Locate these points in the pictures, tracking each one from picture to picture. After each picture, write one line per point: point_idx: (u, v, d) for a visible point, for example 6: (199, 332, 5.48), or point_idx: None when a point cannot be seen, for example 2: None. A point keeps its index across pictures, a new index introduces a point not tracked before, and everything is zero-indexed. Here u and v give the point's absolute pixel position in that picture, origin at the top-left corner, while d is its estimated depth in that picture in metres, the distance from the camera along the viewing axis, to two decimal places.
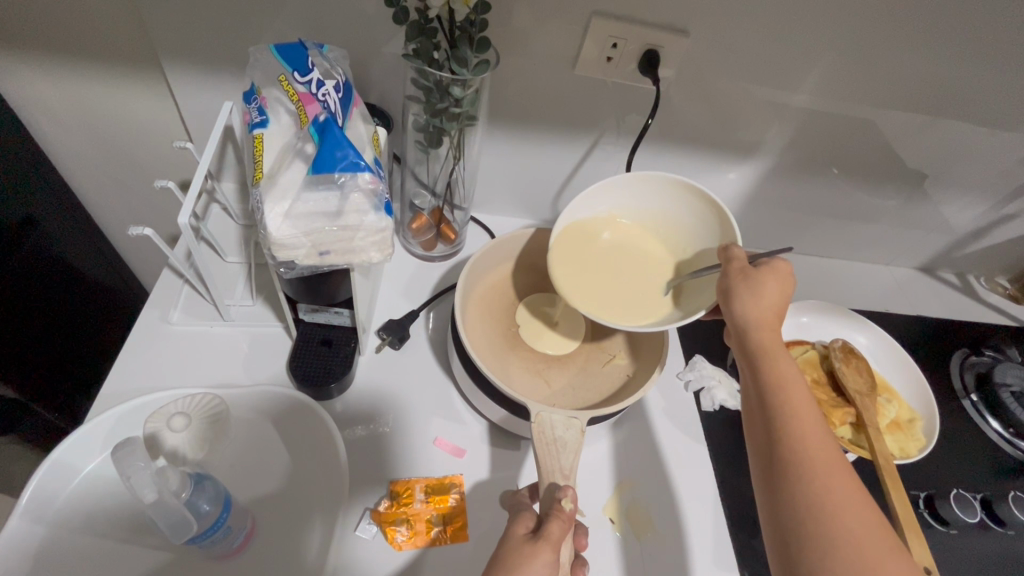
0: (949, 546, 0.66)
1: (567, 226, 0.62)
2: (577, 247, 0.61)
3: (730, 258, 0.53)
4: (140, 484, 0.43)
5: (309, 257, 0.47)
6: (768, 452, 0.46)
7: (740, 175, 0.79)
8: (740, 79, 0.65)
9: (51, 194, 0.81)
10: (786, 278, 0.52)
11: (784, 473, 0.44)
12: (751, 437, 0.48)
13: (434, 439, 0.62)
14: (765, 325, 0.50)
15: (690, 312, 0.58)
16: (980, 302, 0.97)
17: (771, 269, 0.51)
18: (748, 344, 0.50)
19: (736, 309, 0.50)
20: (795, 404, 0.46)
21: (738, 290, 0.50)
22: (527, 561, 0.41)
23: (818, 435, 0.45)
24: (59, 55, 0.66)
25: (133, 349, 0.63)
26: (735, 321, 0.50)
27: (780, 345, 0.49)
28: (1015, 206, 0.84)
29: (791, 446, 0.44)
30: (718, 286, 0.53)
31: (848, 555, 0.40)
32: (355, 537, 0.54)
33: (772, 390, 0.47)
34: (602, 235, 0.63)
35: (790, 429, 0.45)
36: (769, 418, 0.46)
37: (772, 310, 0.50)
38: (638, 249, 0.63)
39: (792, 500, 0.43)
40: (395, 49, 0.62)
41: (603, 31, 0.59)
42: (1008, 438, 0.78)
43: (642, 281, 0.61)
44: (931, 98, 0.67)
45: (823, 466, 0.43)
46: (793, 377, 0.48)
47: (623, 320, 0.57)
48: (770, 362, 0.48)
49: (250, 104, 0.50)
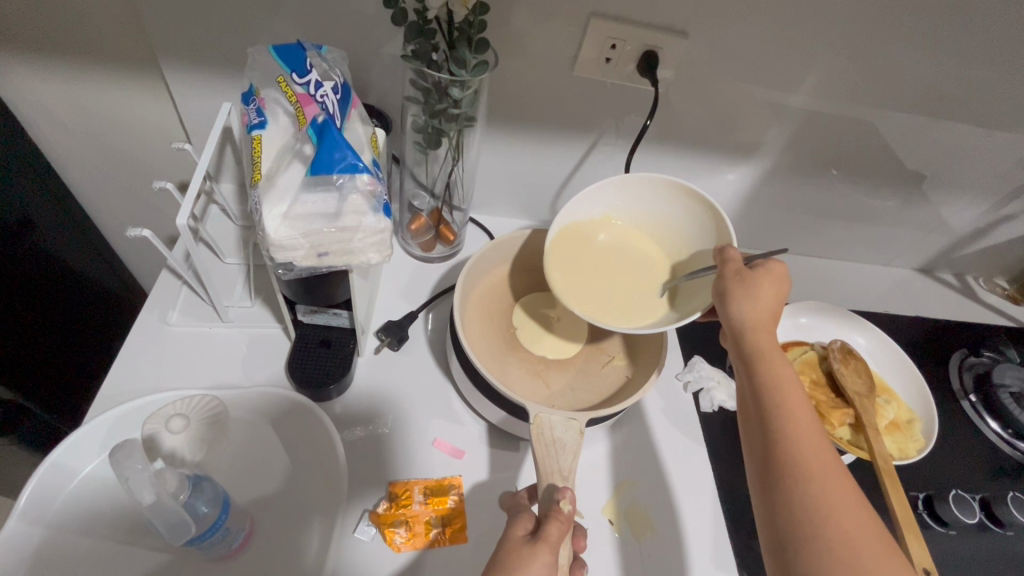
0: (948, 547, 0.67)
1: (563, 227, 0.62)
2: (573, 248, 0.61)
3: (727, 259, 0.53)
4: (139, 486, 0.43)
5: (308, 258, 0.47)
6: (763, 454, 0.46)
7: (739, 176, 0.79)
8: (739, 79, 0.65)
9: (50, 195, 0.81)
10: (781, 280, 0.52)
11: (779, 475, 0.44)
12: (746, 437, 0.48)
13: (434, 440, 0.62)
14: (760, 327, 0.50)
15: (687, 313, 0.58)
16: (979, 303, 0.97)
17: (766, 271, 0.52)
18: (743, 346, 0.50)
19: (732, 310, 0.50)
20: (790, 406, 0.46)
21: (734, 292, 0.50)
22: (526, 562, 0.41)
23: (814, 436, 0.45)
24: (57, 56, 0.66)
25: (132, 350, 0.63)
26: (731, 323, 0.50)
27: (776, 346, 0.49)
28: (1014, 206, 0.84)
29: (787, 447, 0.44)
30: (714, 288, 0.53)
31: (844, 556, 0.40)
32: (354, 538, 0.54)
33: (769, 392, 0.47)
34: (598, 237, 0.63)
35: (785, 430, 0.45)
36: (764, 419, 0.46)
37: (767, 311, 0.50)
38: (634, 251, 0.63)
39: (788, 501, 0.43)
40: (394, 50, 0.62)
41: (602, 31, 0.59)
42: (1007, 438, 0.78)
43: (639, 283, 0.61)
44: (930, 99, 0.67)
45: (819, 467, 0.43)
46: (789, 378, 0.48)
47: (619, 322, 0.57)
48: (766, 364, 0.48)
49: (249, 105, 0.50)
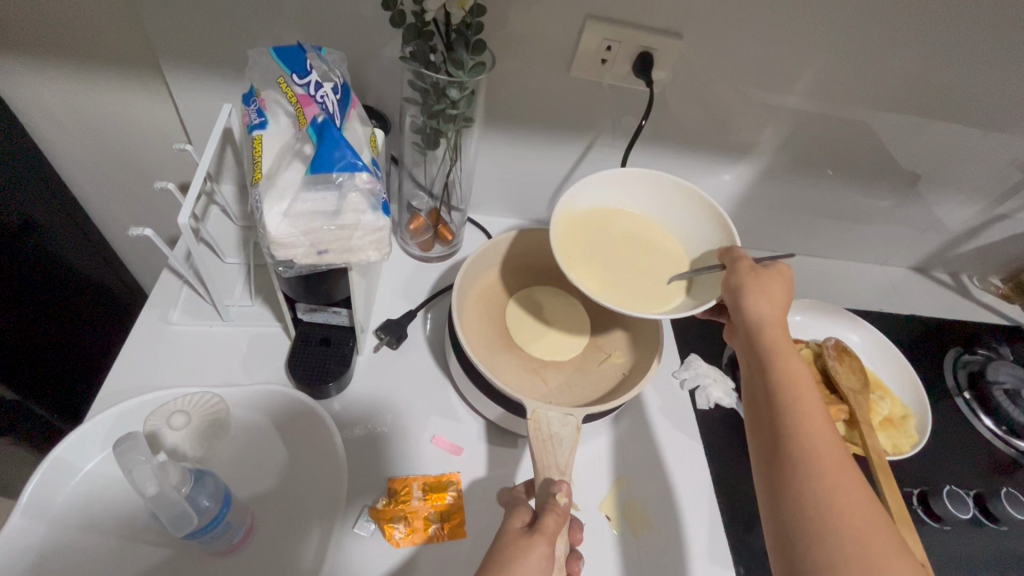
0: (942, 543, 0.67)
1: (570, 213, 0.62)
2: (577, 233, 0.62)
3: (735, 257, 0.54)
4: (141, 477, 0.44)
5: (307, 256, 0.48)
6: (775, 450, 0.47)
7: (735, 176, 0.80)
8: (732, 80, 0.66)
9: (51, 194, 0.81)
10: (789, 279, 0.53)
11: (790, 471, 0.45)
12: (758, 434, 0.49)
13: (432, 437, 0.63)
14: (774, 323, 0.51)
15: (699, 303, 0.57)
16: (973, 301, 0.98)
17: (777, 270, 0.53)
18: (757, 342, 0.51)
19: (745, 306, 0.51)
20: (802, 403, 0.47)
21: (748, 287, 0.51)
22: (523, 554, 0.42)
23: (826, 433, 0.46)
24: (59, 58, 0.67)
25: (133, 349, 0.63)
26: (746, 319, 0.51)
27: (788, 344, 0.50)
28: (1008, 206, 0.85)
29: (799, 442, 0.45)
30: (726, 283, 0.53)
31: (854, 553, 0.40)
32: (354, 533, 0.55)
33: (781, 387, 0.48)
34: (604, 224, 0.63)
35: (798, 426, 0.46)
36: (775, 416, 0.47)
37: (780, 309, 0.51)
38: (640, 240, 0.63)
39: (799, 495, 0.43)
40: (392, 52, 0.62)
41: (597, 33, 0.60)
42: (1001, 436, 0.79)
43: (644, 269, 0.61)
44: (922, 99, 0.68)
45: (831, 463, 0.44)
46: (801, 376, 0.49)
47: (623, 304, 0.57)
48: (779, 360, 0.49)
49: (250, 105, 0.51)
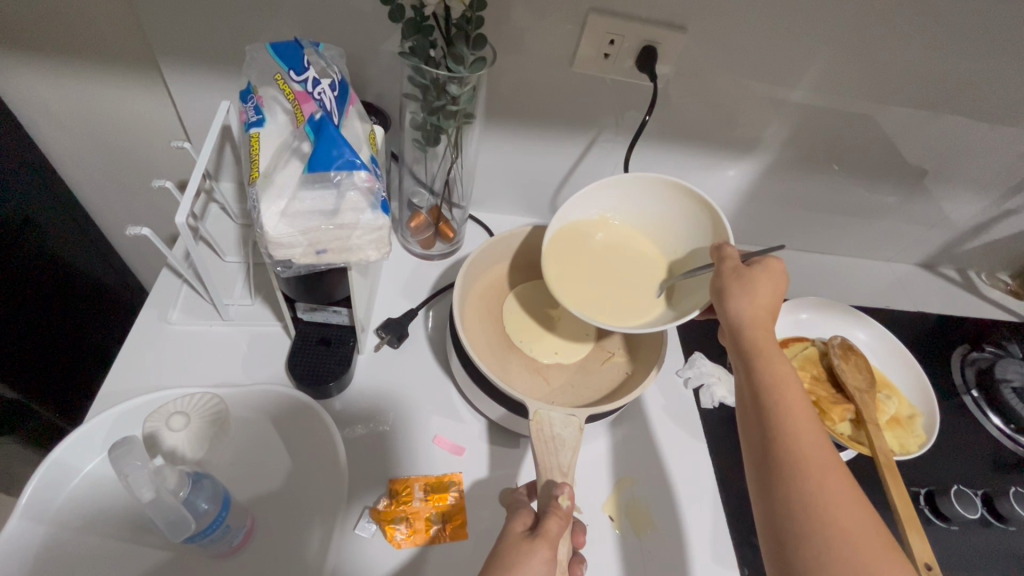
0: (949, 544, 0.66)
1: (561, 228, 0.62)
2: (572, 247, 0.61)
3: (724, 257, 0.53)
4: (137, 483, 0.43)
5: (306, 256, 0.47)
6: (762, 450, 0.46)
7: (739, 172, 0.79)
8: (737, 74, 0.65)
9: (50, 193, 0.81)
10: (779, 277, 0.51)
11: (778, 471, 0.44)
12: (745, 436, 0.48)
13: (434, 437, 0.62)
14: (759, 324, 0.49)
15: (685, 311, 0.58)
16: (981, 298, 0.97)
17: (764, 268, 0.51)
18: (742, 343, 0.49)
19: (729, 308, 0.50)
20: (788, 404, 0.46)
21: (733, 289, 0.50)
22: (525, 559, 0.41)
23: (812, 433, 0.45)
24: (57, 56, 0.66)
25: (132, 349, 0.63)
26: (730, 321, 0.50)
27: (773, 344, 0.49)
28: (1017, 201, 0.84)
29: (786, 445, 0.44)
30: (712, 286, 0.52)
31: (842, 554, 0.40)
32: (354, 535, 0.54)
33: (768, 389, 0.47)
34: (598, 235, 0.63)
35: (784, 429, 0.45)
36: (764, 420, 0.46)
37: (765, 309, 0.50)
38: (633, 249, 0.63)
39: (788, 498, 0.43)
40: (393, 47, 0.62)
41: (600, 27, 0.59)
42: (1008, 433, 0.78)
43: (637, 278, 0.61)
44: (932, 92, 0.67)
45: (819, 465, 0.43)
46: (787, 375, 0.47)
47: (617, 322, 0.57)
48: (765, 362, 0.48)
49: (247, 103, 0.50)
